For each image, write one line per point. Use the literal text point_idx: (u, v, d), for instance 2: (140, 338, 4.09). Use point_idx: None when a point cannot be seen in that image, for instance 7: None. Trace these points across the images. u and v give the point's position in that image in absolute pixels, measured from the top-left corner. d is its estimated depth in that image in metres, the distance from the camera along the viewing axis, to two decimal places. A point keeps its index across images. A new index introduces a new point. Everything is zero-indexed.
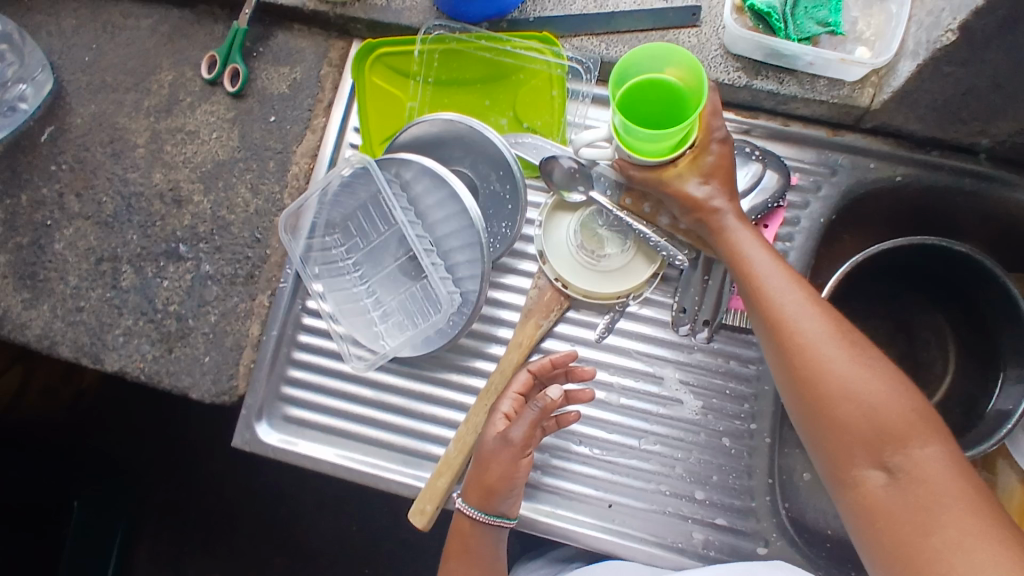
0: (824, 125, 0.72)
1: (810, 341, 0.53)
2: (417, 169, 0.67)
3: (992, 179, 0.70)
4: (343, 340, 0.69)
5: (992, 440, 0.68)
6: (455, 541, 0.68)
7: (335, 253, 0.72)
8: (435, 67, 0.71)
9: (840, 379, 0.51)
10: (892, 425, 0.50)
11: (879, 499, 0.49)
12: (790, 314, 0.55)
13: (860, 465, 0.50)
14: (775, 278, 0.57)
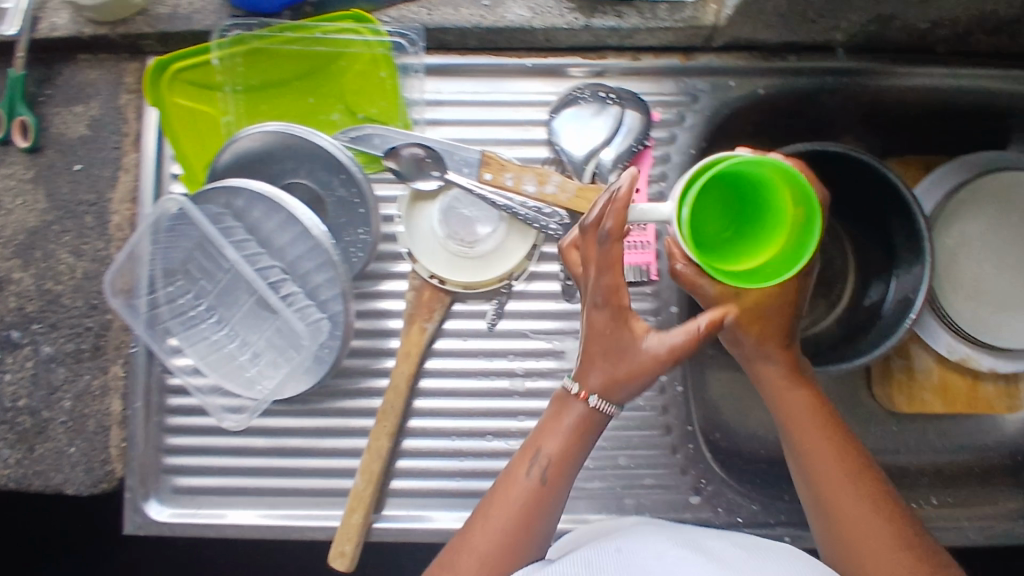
0: (675, 52, 0.68)
1: (833, 481, 0.52)
2: (248, 195, 0.60)
3: (855, 72, 0.67)
4: (205, 395, 0.63)
5: (897, 336, 0.66)
6: (519, 484, 0.51)
7: (184, 302, 0.65)
8: (241, 73, 0.62)
9: (864, 522, 0.51)
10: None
11: None
12: (810, 445, 0.54)
13: None
14: (796, 404, 0.55)
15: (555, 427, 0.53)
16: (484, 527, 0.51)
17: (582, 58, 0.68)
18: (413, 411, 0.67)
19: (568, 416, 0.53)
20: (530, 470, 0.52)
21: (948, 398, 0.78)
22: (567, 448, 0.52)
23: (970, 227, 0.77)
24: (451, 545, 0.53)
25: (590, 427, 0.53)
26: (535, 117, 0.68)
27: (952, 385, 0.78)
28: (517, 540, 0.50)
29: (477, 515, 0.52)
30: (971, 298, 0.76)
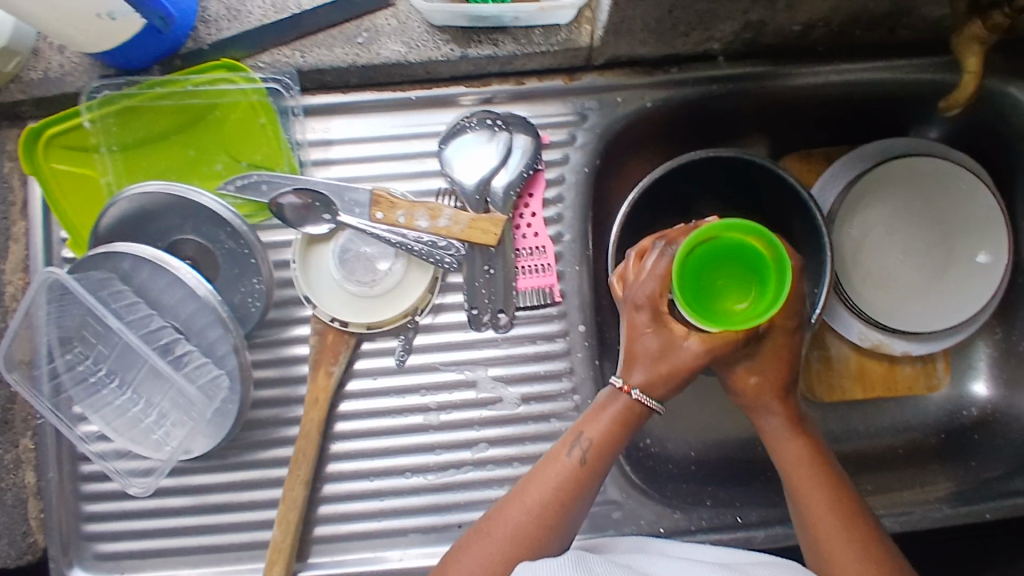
0: (559, 73, 0.68)
1: (820, 516, 0.56)
2: (133, 259, 0.59)
3: (738, 78, 0.68)
4: (104, 461, 0.63)
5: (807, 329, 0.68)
6: (549, 492, 0.56)
7: (83, 369, 0.64)
8: (115, 132, 0.62)
9: (845, 557, 0.54)
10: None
11: None
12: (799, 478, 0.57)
13: None
14: (787, 442, 0.59)
15: (596, 416, 0.58)
16: (519, 506, 0.55)
17: (467, 87, 0.67)
18: (331, 455, 0.66)
19: (610, 410, 0.58)
20: (570, 452, 0.57)
21: (866, 383, 0.80)
22: (609, 436, 0.57)
23: (873, 215, 0.77)
24: (484, 518, 0.57)
25: (633, 419, 0.58)
26: (424, 148, 0.68)
27: (870, 370, 0.80)
28: (550, 516, 0.55)
29: (514, 496, 0.57)
30: (879, 285, 0.77)
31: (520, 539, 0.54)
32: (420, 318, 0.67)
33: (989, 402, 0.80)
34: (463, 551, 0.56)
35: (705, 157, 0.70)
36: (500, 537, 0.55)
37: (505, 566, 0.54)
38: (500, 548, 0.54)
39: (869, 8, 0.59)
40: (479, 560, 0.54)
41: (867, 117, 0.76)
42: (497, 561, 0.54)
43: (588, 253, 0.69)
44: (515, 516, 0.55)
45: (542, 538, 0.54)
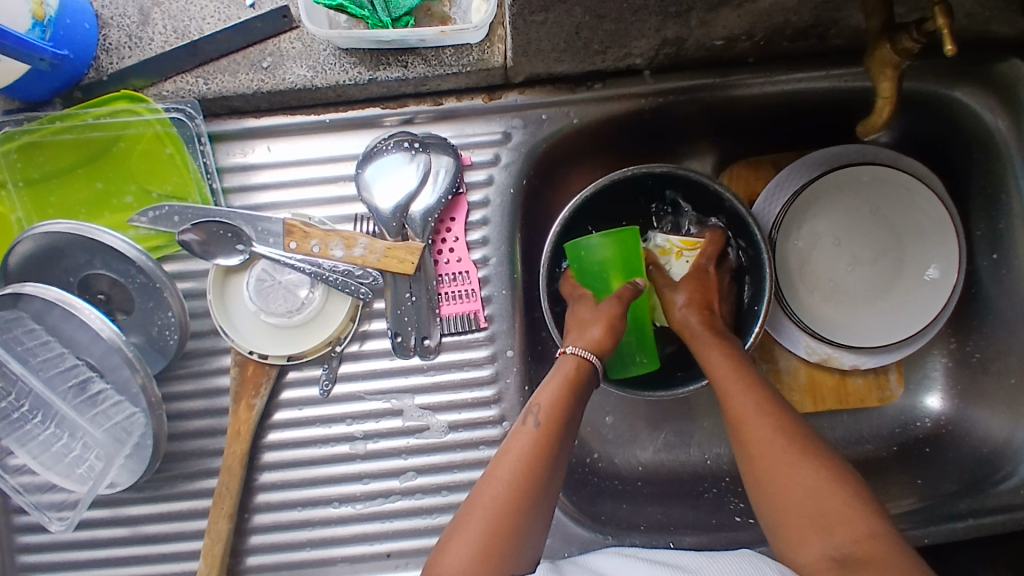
0: (479, 91, 0.65)
1: (740, 399, 0.57)
2: (40, 301, 0.58)
3: (667, 92, 0.65)
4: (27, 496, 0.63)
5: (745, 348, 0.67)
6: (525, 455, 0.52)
7: (5, 405, 0.63)
8: (21, 168, 0.61)
9: (788, 469, 0.52)
10: (837, 515, 0.49)
11: (791, 502, 0.51)
12: (737, 401, 0.57)
13: (777, 476, 0.52)
14: (726, 369, 0.59)
15: (547, 384, 0.57)
16: (496, 475, 0.52)
17: (384, 108, 0.65)
18: (259, 486, 0.65)
19: (557, 374, 0.58)
20: (527, 422, 0.54)
21: (816, 396, 0.76)
22: (568, 397, 0.56)
23: (821, 224, 0.73)
24: (456, 517, 0.52)
25: (581, 377, 0.58)
26: (343, 172, 0.66)
27: (818, 382, 0.76)
28: (531, 475, 0.51)
29: (487, 474, 0.53)
30: (827, 296, 0.74)
31: (509, 506, 0.50)
32: (341, 348, 0.65)
33: (943, 414, 0.76)
34: (445, 546, 0.50)
35: (638, 173, 0.65)
36: (481, 512, 0.50)
37: (494, 540, 0.49)
38: (483, 519, 0.49)
39: (791, 20, 0.56)
40: (463, 545, 0.49)
41: (815, 128, 0.73)
42: (482, 538, 0.49)
43: (517, 277, 0.67)
44: (493, 487, 0.51)
45: (530, 497, 0.51)
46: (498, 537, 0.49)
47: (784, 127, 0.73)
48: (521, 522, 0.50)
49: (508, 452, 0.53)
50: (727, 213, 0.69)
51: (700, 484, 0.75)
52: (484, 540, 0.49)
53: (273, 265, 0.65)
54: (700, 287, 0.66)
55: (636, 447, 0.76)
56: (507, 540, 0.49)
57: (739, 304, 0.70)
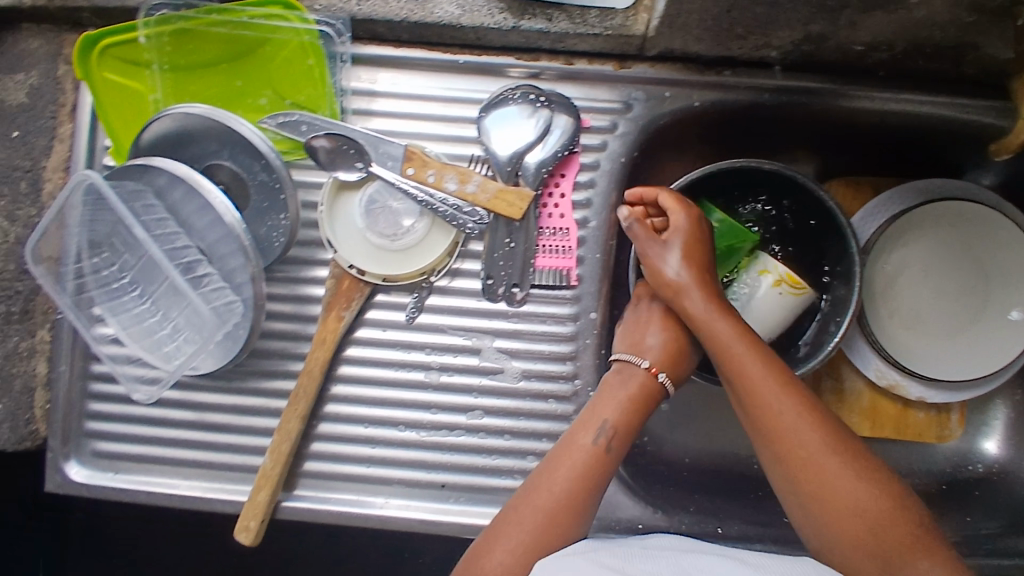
0: (610, 58, 0.67)
1: (764, 392, 0.57)
2: (168, 176, 0.60)
3: (793, 91, 0.66)
4: (114, 364, 0.66)
5: (822, 354, 0.67)
6: (565, 470, 0.57)
7: (107, 274, 0.66)
8: (168, 52, 0.63)
9: (842, 492, 0.53)
10: (893, 541, 0.51)
11: (826, 495, 0.54)
12: (779, 417, 0.56)
13: (815, 468, 0.54)
14: (762, 379, 0.57)
15: (616, 393, 0.61)
16: (575, 454, 0.58)
17: (516, 59, 0.67)
18: (331, 396, 0.68)
19: (630, 386, 0.61)
20: (597, 436, 0.58)
21: (875, 421, 0.77)
22: (634, 411, 0.60)
23: (912, 253, 0.75)
24: (517, 495, 0.58)
25: (643, 395, 0.61)
26: (465, 114, 0.68)
27: (881, 409, 0.77)
28: (607, 458, 0.58)
29: (566, 448, 0.59)
30: (905, 323, 0.75)
31: (585, 481, 0.57)
32: (436, 278, 0.68)
33: (998, 460, 0.78)
34: (526, 495, 0.57)
35: (745, 167, 0.68)
36: (560, 483, 0.57)
37: (573, 501, 0.56)
38: (568, 486, 0.56)
39: (934, 38, 0.58)
40: (542, 503, 0.56)
41: (923, 155, 0.74)
42: (536, 528, 0.55)
43: (612, 244, 0.69)
44: (547, 491, 0.57)
45: (603, 480, 0.58)
46: (576, 499, 0.56)
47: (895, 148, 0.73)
48: (588, 501, 0.57)
49: (563, 462, 0.58)
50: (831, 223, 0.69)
51: (747, 483, 0.75)
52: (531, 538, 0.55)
53: (384, 186, 0.67)
54: (690, 250, 0.62)
55: (689, 436, 0.77)
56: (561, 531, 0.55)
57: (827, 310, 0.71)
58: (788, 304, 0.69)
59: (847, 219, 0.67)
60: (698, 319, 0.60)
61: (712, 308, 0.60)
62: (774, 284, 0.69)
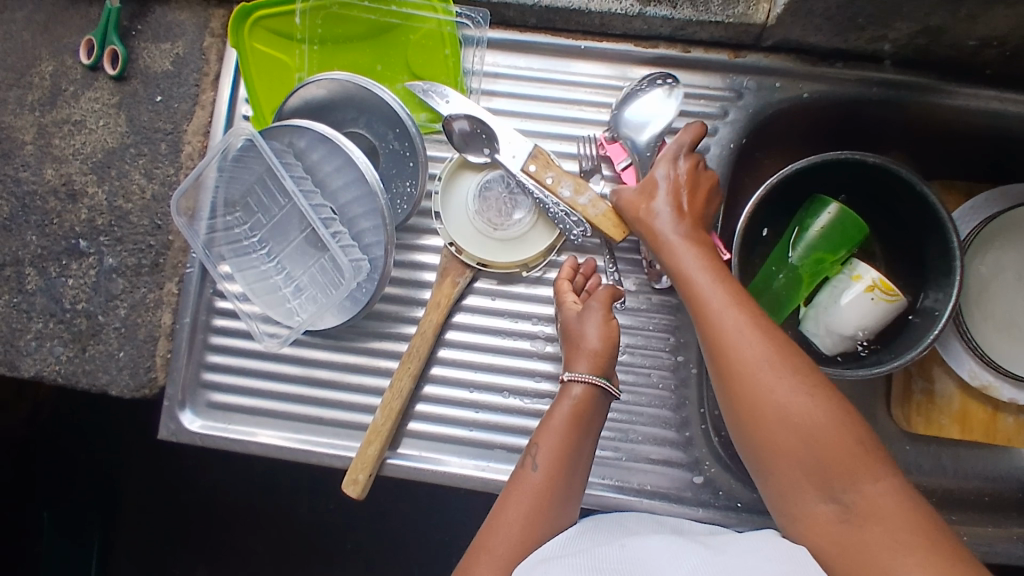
0: (725, 47, 0.71)
1: (726, 322, 0.53)
2: (311, 136, 0.65)
3: (901, 86, 0.69)
4: (252, 318, 0.67)
5: (922, 346, 0.64)
6: (516, 499, 0.57)
7: (238, 232, 0.69)
8: (319, 32, 0.68)
9: (782, 407, 0.50)
10: (836, 460, 0.48)
11: (779, 433, 0.50)
12: (725, 334, 0.53)
13: (772, 405, 0.50)
14: (711, 296, 0.55)
15: (554, 423, 0.60)
16: (535, 479, 0.58)
17: (634, 45, 0.71)
18: (437, 359, 0.71)
19: (567, 405, 0.61)
20: (534, 466, 0.58)
21: (965, 426, 0.73)
22: (571, 434, 0.59)
23: (1007, 257, 0.72)
24: (480, 531, 0.57)
25: (585, 409, 0.61)
26: (582, 97, 0.71)
27: (971, 412, 0.73)
28: (563, 478, 0.58)
29: (520, 478, 0.58)
30: (1000, 328, 0.72)
31: (549, 500, 0.57)
32: (529, 274, 0.71)
33: None
34: (490, 529, 0.56)
35: (847, 159, 0.67)
36: (524, 508, 0.56)
37: (539, 521, 0.55)
38: (534, 506, 0.56)
39: None
40: (509, 530, 0.55)
41: None
42: (510, 556, 0.53)
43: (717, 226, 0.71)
44: (507, 519, 0.56)
45: (562, 495, 0.57)
46: (543, 516, 0.56)
47: (999, 161, 0.74)
48: (551, 525, 0.55)
49: (513, 495, 0.57)
50: (912, 231, 0.72)
51: None
52: (506, 561, 0.53)
53: (499, 178, 0.70)
54: (676, 190, 0.62)
55: None
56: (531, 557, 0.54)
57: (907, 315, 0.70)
58: (879, 309, 0.68)
59: (948, 211, 0.65)
60: (668, 252, 0.60)
61: (680, 237, 0.60)
62: (868, 290, 0.68)
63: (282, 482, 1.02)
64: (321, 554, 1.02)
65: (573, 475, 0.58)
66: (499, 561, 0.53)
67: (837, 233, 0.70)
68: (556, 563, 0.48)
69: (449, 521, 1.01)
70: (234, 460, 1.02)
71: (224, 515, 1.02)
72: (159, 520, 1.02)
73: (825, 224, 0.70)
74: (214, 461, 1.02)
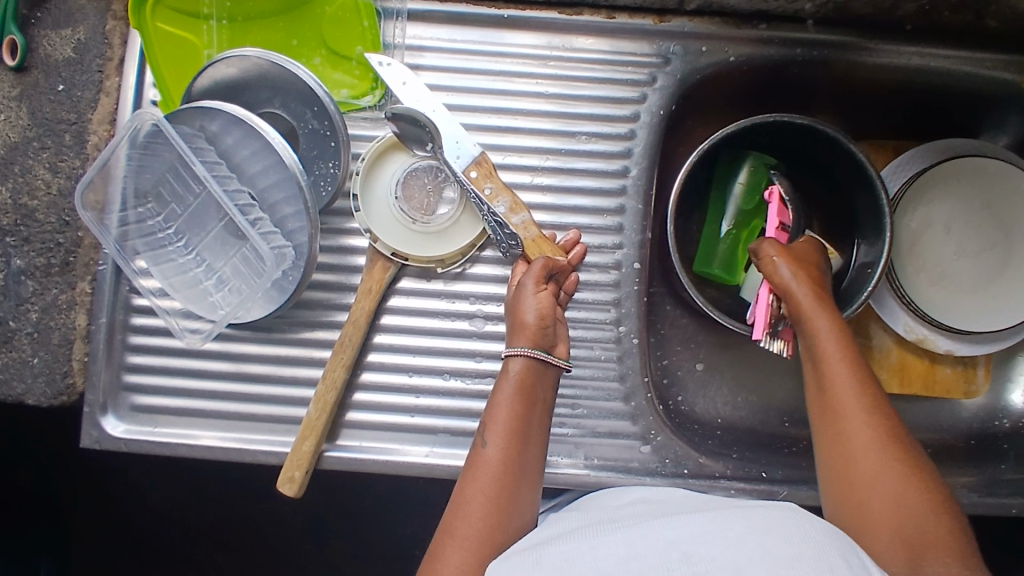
0: (650, 13, 0.70)
1: (841, 384, 0.57)
2: (223, 118, 0.61)
3: (825, 45, 0.69)
4: (170, 314, 0.64)
5: (857, 303, 0.65)
6: (474, 483, 0.55)
7: (152, 224, 0.65)
8: (227, 7, 0.65)
9: (883, 478, 0.52)
10: (927, 538, 0.49)
11: (874, 498, 0.51)
12: (844, 400, 0.56)
13: (872, 470, 0.52)
14: (840, 372, 0.57)
15: (503, 399, 0.58)
16: (490, 457, 0.56)
17: (558, 13, 0.70)
18: (373, 346, 0.68)
19: (516, 381, 0.59)
20: (486, 445, 0.57)
21: (905, 379, 0.75)
22: (521, 408, 0.58)
23: (935, 211, 0.73)
24: (440, 528, 0.54)
25: (532, 381, 0.59)
26: (509, 68, 0.69)
27: (909, 365, 0.75)
28: (516, 451, 0.56)
29: (474, 459, 0.57)
30: (931, 282, 0.73)
31: (508, 476, 0.55)
32: (446, 270, 0.69)
33: None
34: (454, 513, 0.54)
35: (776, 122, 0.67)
36: (483, 488, 0.54)
37: (502, 498, 0.54)
38: (491, 485, 0.54)
39: None
40: (471, 517, 0.53)
41: (956, 108, 0.73)
42: (477, 547, 0.52)
43: (650, 195, 0.70)
44: (467, 512, 0.54)
45: (519, 474, 0.56)
46: (502, 493, 0.54)
47: (924, 116, 0.74)
48: (510, 507, 0.54)
49: (472, 481, 0.55)
50: (841, 192, 0.72)
51: (780, 442, 0.73)
52: (471, 554, 0.51)
53: (429, 170, 0.69)
54: (803, 266, 0.63)
55: (721, 399, 0.75)
56: (496, 543, 0.52)
57: (844, 273, 0.71)
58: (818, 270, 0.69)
59: (875, 169, 0.66)
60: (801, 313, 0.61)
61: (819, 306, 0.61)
62: None
63: (230, 490, 0.98)
64: (276, 558, 0.99)
65: (529, 448, 0.57)
66: (465, 545, 0.52)
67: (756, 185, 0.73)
68: (545, 555, 0.46)
69: (406, 517, 0.99)
70: (180, 471, 0.98)
71: (173, 527, 0.98)
72: (103, 539, 0.98)
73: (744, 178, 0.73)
74: (157, 473, 0.98)
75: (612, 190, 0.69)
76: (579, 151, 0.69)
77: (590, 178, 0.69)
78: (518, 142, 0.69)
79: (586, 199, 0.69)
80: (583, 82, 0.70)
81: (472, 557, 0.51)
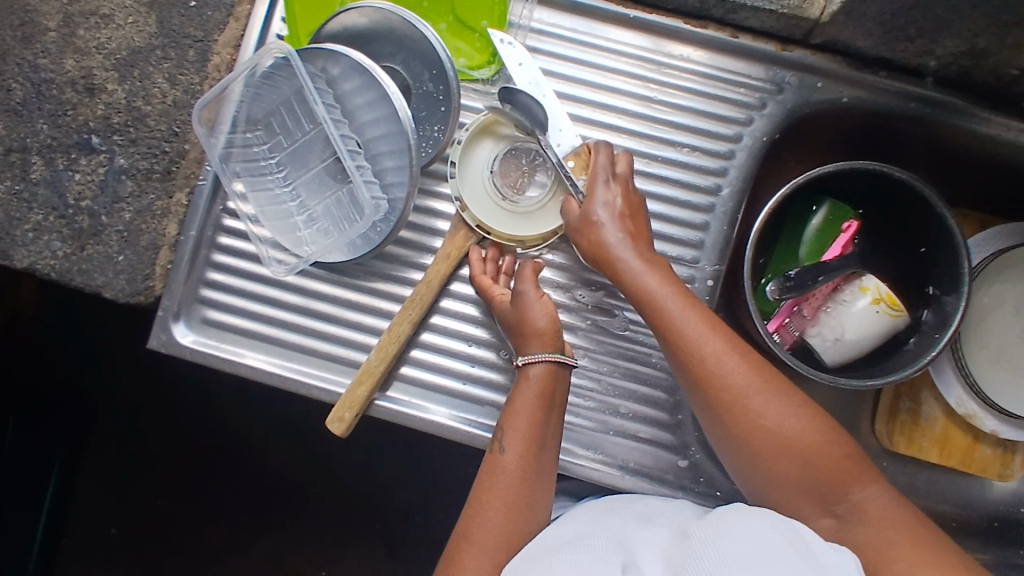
0: (773, 39, 0.70)
1: (688, 342, 0.56)
2: (346, 64, 0.63)
3: (939, 105, 0.69)
4: (261, 243, 0.66)
5: (918, 366, 0.65)
6: (491, 487, 0.57)
7: (256, 151, 0.67)
8: None
9: (774, 427, 0.54)
10: (826, 473, 0.53)
11: (767, 442, 0.54)
12: (720, 361, 0.55)
13: (767, 421, 0.54)
14: (679, 326, 0.57)
15: (522, 406, 0.59)
16: (507, 463, 0.58)
17: (684, 22, 0.70)
18: (440, 308, 0.70)
19: (530, 385, 0.60)
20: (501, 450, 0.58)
21: (944, 448, 0.75)
22: (539, 414, 0.59)
23: (1010, 291, 0.73)
24: (460, 527, 0.57)
25: (550, 386, 0.61)
26: (623, 67, 0.70)
27: (952, 436, 0.75)
28: (535, 456, 0.58)
29: (492, 463, 0.58)
30: (993, 361, 0.73)
31: (525, 481, 0.57)
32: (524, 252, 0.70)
33: None
34: (471, 516, 0.57)
35: (873, 171, 0.67)
36: (503, 492, 0.57)
37: (520, 502, 0.57)
38: (510, 490, 0.57)
39: None
40: (490, 522, 0.55)
41: None
42: (494, 551, 0.54)
43: (736, 219, 0.71)
44: (485, 516, 0.56)
45: (538, 478, 0.58)
46: (520, 497, 0.57)
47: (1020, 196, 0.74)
48: (527, 511, 0.57)
49: (491, 485, 0.57)
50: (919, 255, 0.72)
51: None
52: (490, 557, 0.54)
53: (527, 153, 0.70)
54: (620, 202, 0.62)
55: None
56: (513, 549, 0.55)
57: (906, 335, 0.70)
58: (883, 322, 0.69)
59: (962, 237, 0.65)
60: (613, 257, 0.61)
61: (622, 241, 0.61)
62: (874, 302, 0.69)
63: (260, 416, 1.01)
64: (289, 490, 1.02)
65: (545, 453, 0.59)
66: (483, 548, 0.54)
67: (827, 227, 0.74)
68: (579, 553, 0.49)
69: (421, 475, 1.01)
70: (216, 389, 1.01)
71: (199, 441, 1.02)
72: (131, 437, 1.01)
73: (817, 219, 0.74)
74: (193, 386, 1.01)
75: (700, 205, 0.70)
76: (675, 162, 0.70)
77: (680, 189, 0.70)
78: (618, 141, 0.70)
79: (672, 210, 0.70)
80: (693, 94, 0.70)
81: (492, 560, 0.54)
